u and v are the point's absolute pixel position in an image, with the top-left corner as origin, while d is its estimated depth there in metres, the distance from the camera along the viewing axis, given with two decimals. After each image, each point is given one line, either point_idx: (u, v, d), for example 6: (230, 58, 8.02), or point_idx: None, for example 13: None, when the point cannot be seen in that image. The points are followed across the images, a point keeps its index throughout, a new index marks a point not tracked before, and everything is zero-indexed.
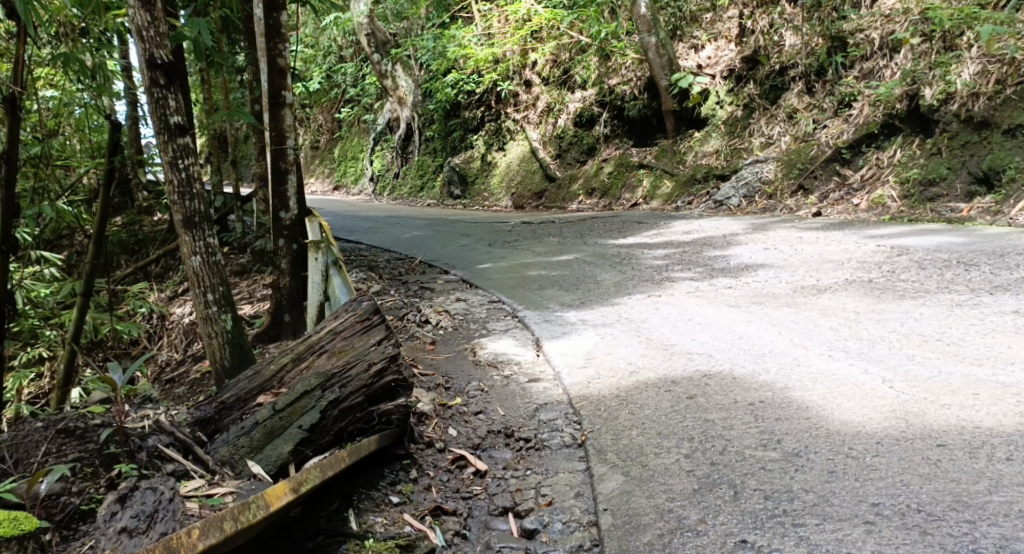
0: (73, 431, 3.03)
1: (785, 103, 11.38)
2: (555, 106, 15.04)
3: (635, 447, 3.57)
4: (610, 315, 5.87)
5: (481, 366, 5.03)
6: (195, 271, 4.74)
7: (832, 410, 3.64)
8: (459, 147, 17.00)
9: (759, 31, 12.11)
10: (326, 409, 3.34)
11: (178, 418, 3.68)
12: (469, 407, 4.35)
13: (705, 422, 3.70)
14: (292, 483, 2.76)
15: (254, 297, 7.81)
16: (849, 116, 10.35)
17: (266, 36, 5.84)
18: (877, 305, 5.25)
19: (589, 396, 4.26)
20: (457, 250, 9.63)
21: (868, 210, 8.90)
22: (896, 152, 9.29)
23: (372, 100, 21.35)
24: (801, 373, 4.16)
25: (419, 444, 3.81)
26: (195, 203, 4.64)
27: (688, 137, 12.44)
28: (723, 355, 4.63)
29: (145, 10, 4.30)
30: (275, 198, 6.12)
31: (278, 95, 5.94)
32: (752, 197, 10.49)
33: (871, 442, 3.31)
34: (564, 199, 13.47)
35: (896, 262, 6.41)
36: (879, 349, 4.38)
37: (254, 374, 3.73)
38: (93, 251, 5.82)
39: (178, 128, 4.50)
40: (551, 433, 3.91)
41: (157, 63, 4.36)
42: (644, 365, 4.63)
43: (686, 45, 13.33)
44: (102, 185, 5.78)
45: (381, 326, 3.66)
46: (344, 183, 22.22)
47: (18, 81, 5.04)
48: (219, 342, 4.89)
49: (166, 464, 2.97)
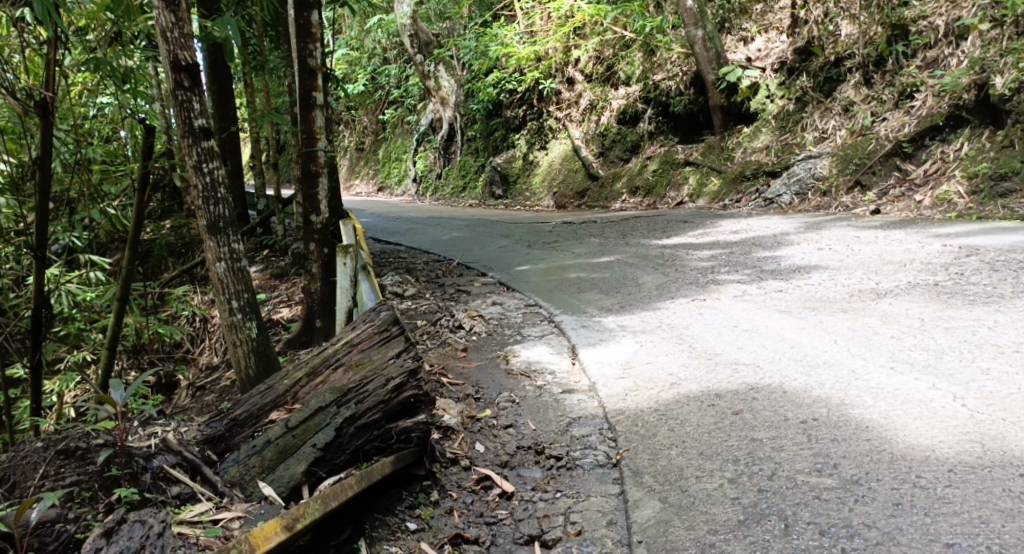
0: (74, 451, 2.84)
1: (841, 96, 10.89)
2: (598, 103, 14.73)
3: (674, 469, 3.30)
4: (651, 320, 5.57)
5: (513, 375, 4.79)
6: (220, 278, 4.57)
7: (894, 431, 3.31)
8: (501, 146, 16.78)
9: (812, 22, 11.61)
10: (342, 426, 3.14)
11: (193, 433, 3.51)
12: (498, 420, 4.11)
13: (752, 442, 3.41)
14: (287, 518, 2.63)
15: (292, 300, 7.69)
16: (910, 108, 9.83)
17: (297, 36, 5.71)
18: (944, 311, 4.86)
19: (626, 410, 3.98)
20: (496, 252, 9.43)
21: (932, 207, 8.42)
22: (963, 144, 8.80)
23: (416, 101, 21.25)
24: (859, 388, 3.83)
25: (443, 461, 3.59)
26: (220, 208, 4.48)
27: (736, 133, 12.01)
28: (773, 366, 4.31)
29: (170, 11, 4.16)
30: (307, 201, 5.97)
31: (309, 96, 5.79)
32: (805, 194, 10.06)
33: (942, 469, 2.98)
34: (608, 197, 13.19)
35: (965, 263, 5.99)
36: (947, 361, 4.02)
37: (268, 388, 3.53)
38: (129, 258, 5.59)
39: (203, 130, 4.34)
40: (584, 451, 3.65)
41: (182, 65, 4.21)
42: (687, 376, 4.33)
43: (735, 37, 12.90)
44: (138, 191, 5.47)
45: (400, 337, 3.44)
46: (388, 184, 22.21)
47: (49, 86, 4.85)
48: (244, 351, 4.76)
49: (171, 485, 2.84)
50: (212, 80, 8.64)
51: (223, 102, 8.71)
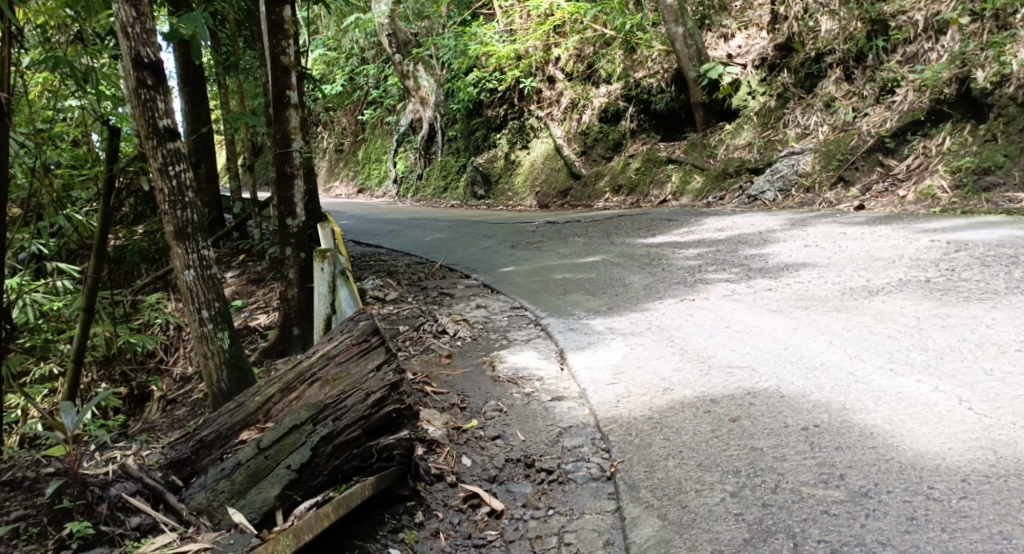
0: (21, 482, 2.78)
1: (822, 91, 10.78)
2: (579, 101, 14.57)
3: (672, 483, 3.14)
4: (640, 322, 5.41)
5: (500, 382, 4.59)
6: (190, 286, 4.35)
7: (900, 437, 3.17)
8: (481, 146, 16.58)
9: (792, 18, 11.51)
10: (319, 445, 2.95)
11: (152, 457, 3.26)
12: (486, 431, 3.92)
13: (752, 451, 3.26)
14: None
15: (269, 306, 7.45)
16: (892, 103, 9.76)
17: (269, 32, 5.51)
18: (939, 310, 4.73)
19: (618, 418, 3.81)
20: (478, 253, 9.23)
21: (916, 202, 8.32)
22: (945, 139, 8.72)
23: (394, 102, 21.00)
24: (860, 391, 3.67)
25: (427, 479, 3.40)
26: (188, 212, 4.26)
27: (718, 130, 11.90)
28: (768, 369, 4.15)
29: (131, 5, 3.94)
30: (282, 205, 5.74)
31: (283, 95, 5.58)
32: (789, 191, 9.94)
33: (955, 479, 2.85)
34: (590, 196, 13.03)
35: (955, 259, 5.88)
36: (949, 362, 3.88)
37: (238, 407, 3.32)
38: (95, 266, 5.33)
39: (169, 131, 4.12)
40: (576, 463, 3.47)
41: (145, 62, 3.99)
42: (679, 381, 4.16)
43: (715, 34, 12.78)
44: (103, 196, 5.20)
45: (381, 348, 3.24)
46: (368, 186, 21.94)
47: (4, 86, 4.56)
48: (217, 363, 4.53)
49: (131, 516, 2.67)
50: (185, 82, 8.45)
51: (196, 104, 8.51)
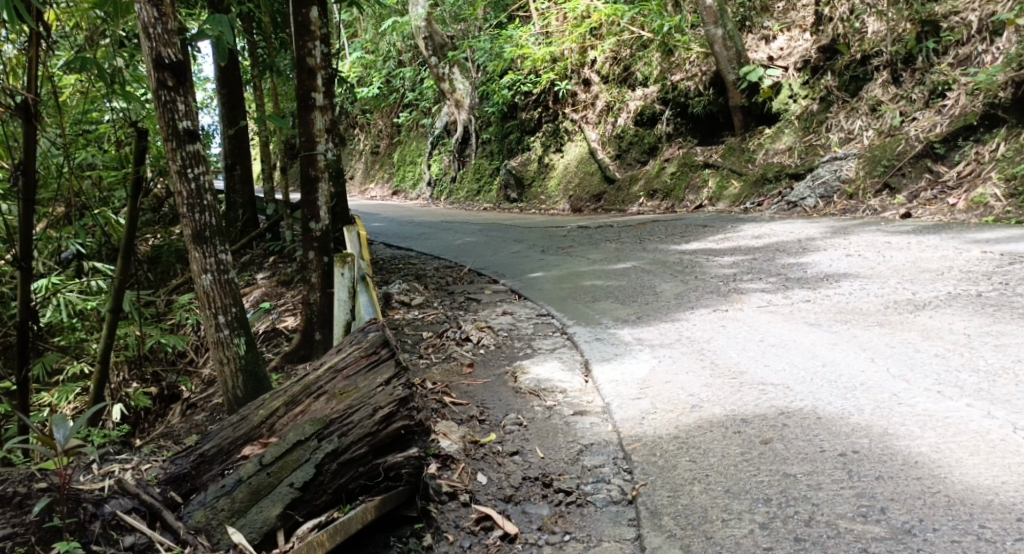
0: (12, 498, 2.70)
1: (868, 95, 10.44)
2: (614, 105, 14.35)
3: (697, 510, 2.97)
4: (669, 333, 5.21)
5: (522, 394, 4.42)
6: (206, 291, 4.25)
7: (948, 468, 2.99)
8: (515, 149, 16.43)
9: (837, 19, 11.16)
10: (324, 462, 2.86)
11: (151, 474, 3.19)
12: (504, 446, 3.75)
13: (785, 478, 3.07)
14: None
15: (295, 308, 7.38)
16: (942, 107, 9.39)
17: (296, 33, 5.41)
18: (991, 327, 4.46)
19: (642, 437, 3.61)
20: (507, 257, 9.07)
21: (966, 211, 7.98)
22: (1000, 145, 8.35)
23: (430, 104, 20.93)
24: (904, 415, 3.45)
25: (440, 497, 3.26)
26: (206, 215, 4.16)
27: (757, 135, 11.61)
28: (804, 387, 3.93)
29: (152, 5, 3.85)
30: (306, 208, 5.62)
31: (308, 97, 5.47)
32: (830, 197, 9.63)
33: (1010, 518, 2.68)
34: (624, 201, 12.80)
35: (1009, 272, 5.58)
36: (1002, 386, 3.64)
37: (241, 421, 3.23)
38: (121, 269, 5.15)
39: (188, 133, 4.03)
40: (596, 485, 3.29)
41: (166, 63, 3.90)
42: (709, 398, 3.95)
43: (756, 36, 12.47)
44: (131, 199, 4.96)
45: (390, 361, 3.12)
46: (402, 188, 21.92)
47: (31, 85, 4.41)
48: (232, 369, 4.42)
49: (124, 535, 2.66)
50: (223, 84, 8.48)
51: (233, 105, 8.58)
